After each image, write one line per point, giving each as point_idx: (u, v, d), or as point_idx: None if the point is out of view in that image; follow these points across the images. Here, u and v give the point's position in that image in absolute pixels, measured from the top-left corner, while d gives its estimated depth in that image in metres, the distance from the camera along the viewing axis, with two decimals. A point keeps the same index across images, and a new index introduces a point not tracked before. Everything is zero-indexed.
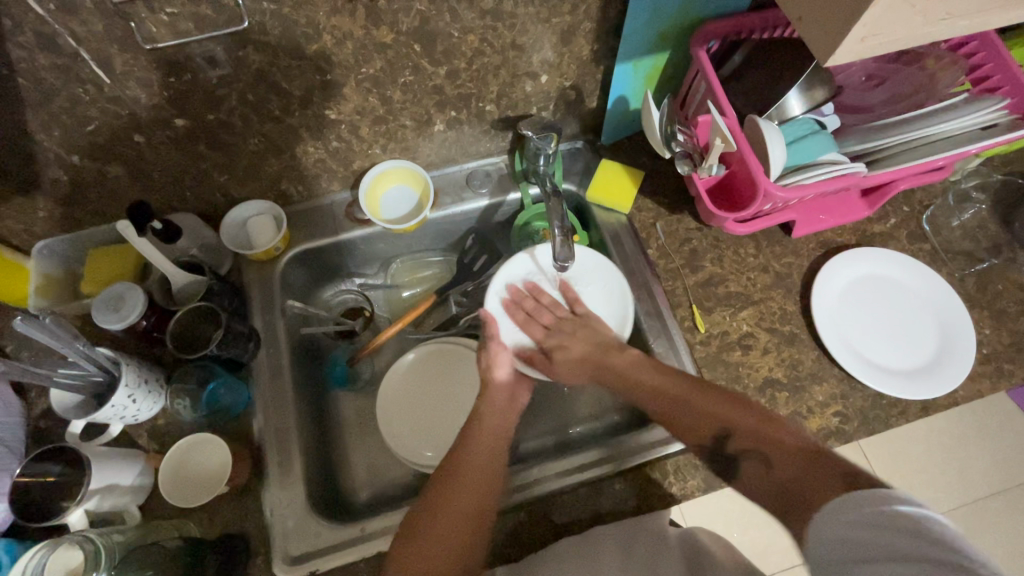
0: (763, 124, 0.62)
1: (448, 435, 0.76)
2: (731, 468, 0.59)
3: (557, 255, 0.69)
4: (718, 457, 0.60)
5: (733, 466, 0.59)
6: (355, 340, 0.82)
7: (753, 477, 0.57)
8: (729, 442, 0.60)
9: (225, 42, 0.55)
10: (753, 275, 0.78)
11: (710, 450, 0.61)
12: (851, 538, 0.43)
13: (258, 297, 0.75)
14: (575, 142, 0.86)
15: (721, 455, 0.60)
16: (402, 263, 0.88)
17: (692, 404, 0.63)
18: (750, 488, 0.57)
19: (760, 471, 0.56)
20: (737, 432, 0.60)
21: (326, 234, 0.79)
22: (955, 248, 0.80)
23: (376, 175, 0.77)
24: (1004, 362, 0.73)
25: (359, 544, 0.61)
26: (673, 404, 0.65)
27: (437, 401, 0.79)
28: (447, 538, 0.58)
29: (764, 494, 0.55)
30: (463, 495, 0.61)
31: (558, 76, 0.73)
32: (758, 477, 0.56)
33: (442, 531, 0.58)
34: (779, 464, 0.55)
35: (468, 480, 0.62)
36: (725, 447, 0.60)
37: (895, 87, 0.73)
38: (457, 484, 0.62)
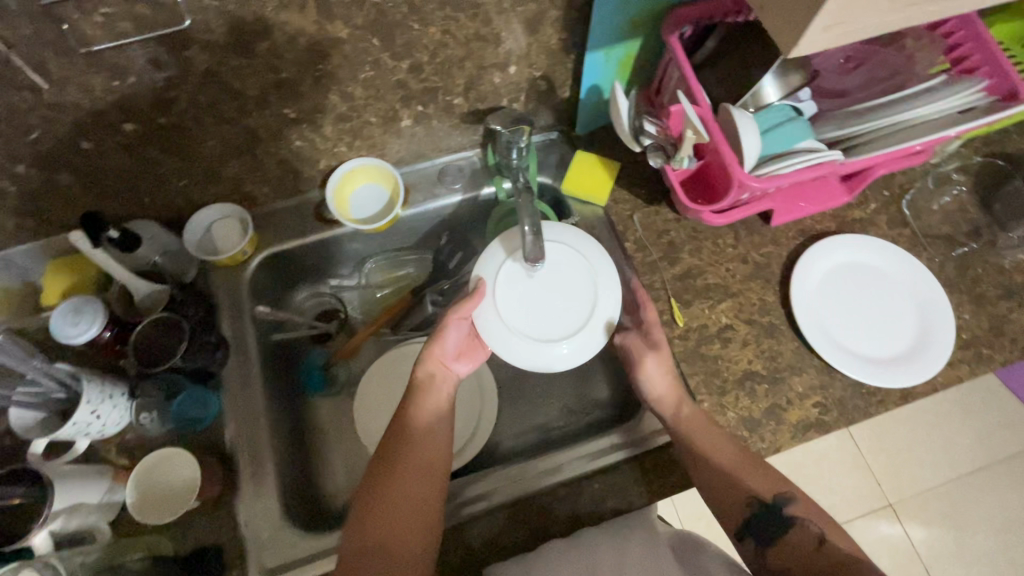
0: (736, 113, 0.60)
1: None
2: (769, 537, 0.58)
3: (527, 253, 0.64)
4: (763, 523, 0.59)
5: (777, 533, 0.58)
6: (330, 344, 0.82)
7: (805, 553, 0.56)
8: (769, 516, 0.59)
9: (168, 43, 0.53)
10: (731, 266, 0.76)
11: (748, 519, 0.59)
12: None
13: (226, 303, 0.73)
14: (549, 134, 0.84)
15: (771, 520, 0.59)
16: (377, 263, 0.85)
17: (723, 468, 0.60)
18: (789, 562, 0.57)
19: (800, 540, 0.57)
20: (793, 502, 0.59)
21: (295, 236, 0.77)
22: (936, 232, 0.79)
23: (345, 173, 0.75)
24: (982, 347, 0.72)
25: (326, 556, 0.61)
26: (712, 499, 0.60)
27: None
28: (410, 504, 0.58)
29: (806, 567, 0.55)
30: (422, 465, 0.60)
31: (526, 67, 0.71)
32: (810, 552, 0.56)
33: (406, 500, 0.58)
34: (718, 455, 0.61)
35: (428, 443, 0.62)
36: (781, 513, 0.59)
37: (873, 69, 0.71)
38: (415, 456, 0.61)
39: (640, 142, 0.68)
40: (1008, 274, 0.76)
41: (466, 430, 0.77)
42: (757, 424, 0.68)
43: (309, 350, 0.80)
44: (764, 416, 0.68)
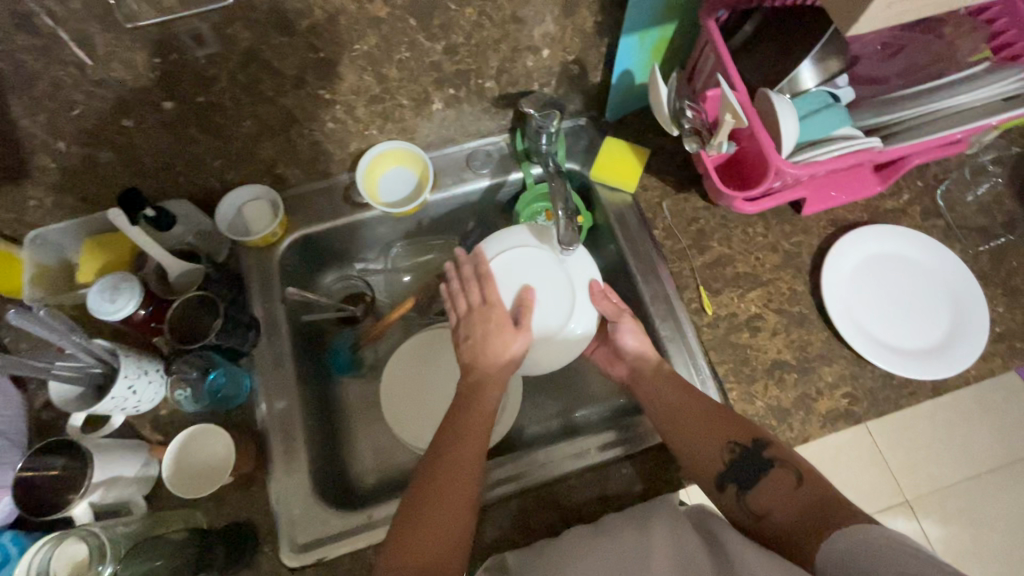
0: (776, 99, 0.60)
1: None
2: (751, 479, 0.59)
3: (562, 239, 0.69)
4: (741, 466, 0.60)
5: (755, 477, 0.59)
6: (357, 327, 0.81)
7: (780, 495, 0.57)
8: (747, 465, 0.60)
9: (211, 20, 0.53)
10: (761, 255, 0.76)
11: (729, 463, 0.60)
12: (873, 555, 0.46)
13: (257, 284, 0.73)
14: (577, 120, 0.83)
15: (752, 461, 0.60)
16: (403, 247, 0.86)
17: (705, 420, 0.62)
18: (767, 501, 0.57)
19: (789, 481, 0.57)
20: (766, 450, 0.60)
21: (325, 218, 0.77)
22: (970, 224, 0.78)
23: (374, 154, 0.75)
24: (1016, 340, 0.71)
25: (365, 531, 0.61)
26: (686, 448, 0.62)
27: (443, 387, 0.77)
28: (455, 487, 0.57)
29: (785, 506, 0.56)
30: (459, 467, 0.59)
31: (560, 50, 0.70)
32: (788, 491, 0.57)
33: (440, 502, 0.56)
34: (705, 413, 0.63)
35: (467, 445, 0.60)
36: (761, 457, 0.60)
37: (912, 57, 0.70)
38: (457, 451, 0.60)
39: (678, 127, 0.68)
40: None
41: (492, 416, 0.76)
42: (786, 413, 0.68)
43: (337, 332, 0.81)
44: (793, 406, 0.68)
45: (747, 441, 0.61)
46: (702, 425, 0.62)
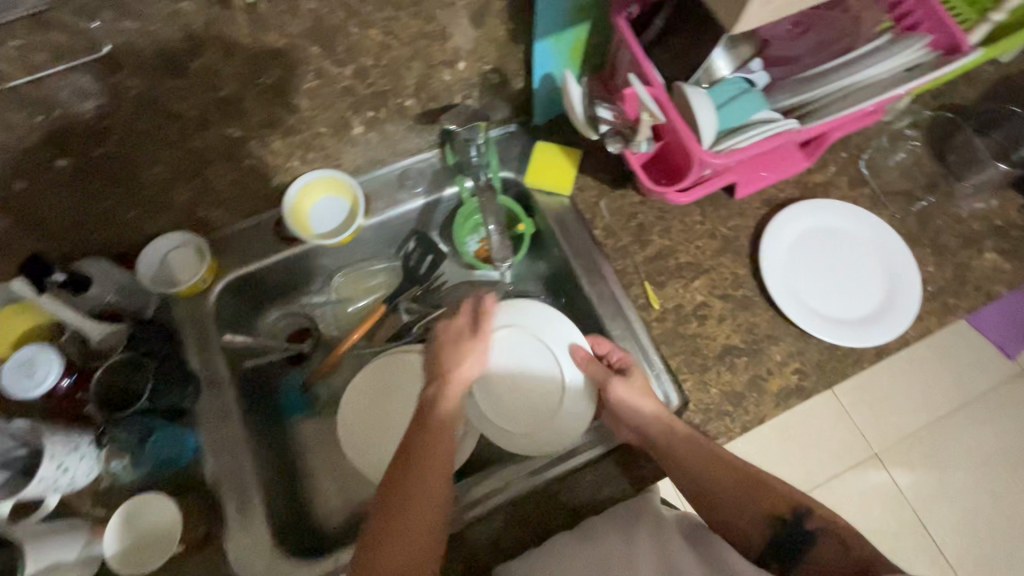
0: (690, 92, 0.60)
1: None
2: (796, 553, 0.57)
3: (496, 254, 0.81)
4: (787, 541, 0.58)
5: (801, 549, 0.57)
6: (306, 365, 0.79)
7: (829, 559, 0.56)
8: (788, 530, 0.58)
9: (91, 71, 0.50)
10: (701, 243, 0.77)
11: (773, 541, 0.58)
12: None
13: (192, 335, 0.70)
14: (507, 126, 0.82)
15: (795, 534, 0.58)
16: (345, 276, 0.83)
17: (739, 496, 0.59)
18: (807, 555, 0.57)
19: (837, 548, 0.56)
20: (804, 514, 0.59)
21: (257, 257, 0.74)
22: (895, 188, 0.80)
23: (301, 186, 0.73)
24: (948, 297, 0.74)
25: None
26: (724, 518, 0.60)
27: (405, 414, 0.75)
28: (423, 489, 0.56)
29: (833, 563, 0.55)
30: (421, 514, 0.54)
31: (476, 61, 0.69)
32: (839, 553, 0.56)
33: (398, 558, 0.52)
34: (736, 488, 0.60)
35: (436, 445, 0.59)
36: (801, 528, 0.58)
37: (822, 32, 0.71)
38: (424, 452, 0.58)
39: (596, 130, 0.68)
40: (966, 223, 0.78)
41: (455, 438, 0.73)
42: (740, 397, 0.69)
43: (285, 372, 0.78)
44: (747, 389, 0.69)
45: (787, 515, 0.58)
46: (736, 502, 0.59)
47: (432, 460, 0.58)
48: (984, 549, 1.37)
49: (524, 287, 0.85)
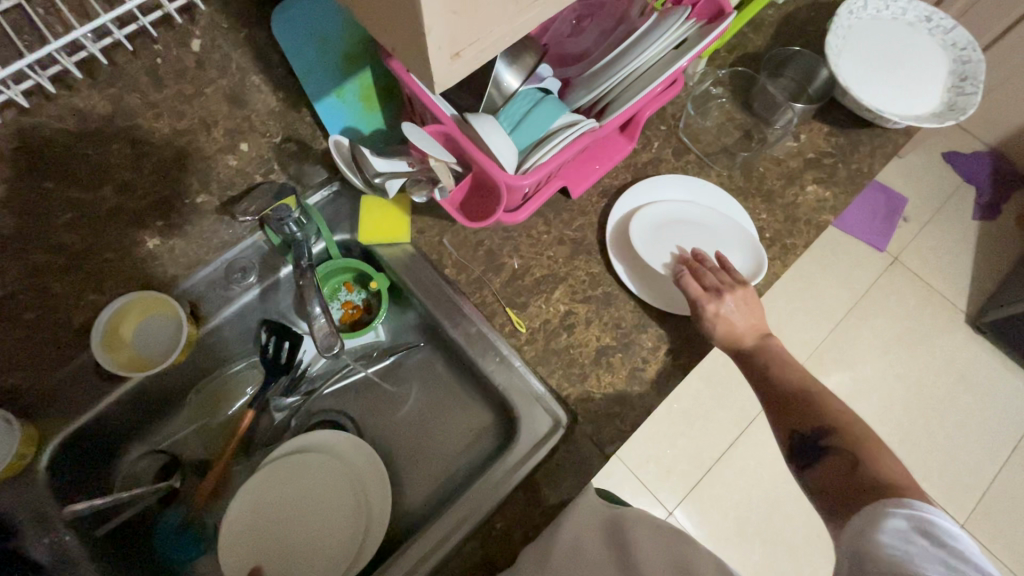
0: (477, 122, 0.59)
1: (322, 539, 0.68)
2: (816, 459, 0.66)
3: (319, 343, 0.70)
4: (807, 449, 0.67)
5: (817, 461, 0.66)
6: (183, 499, 0.72)
7: (841, 474, 0.63)
8: (821, 437, 0.67)
9: None
10: (552, 251, 0.76)
11: (799, 446, 0.68)
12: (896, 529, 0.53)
13: (31, 525, 0.62)
14: (330, 186, 0.75)
15: (812, 450, 0.67)
16: (201, 391, 0.75)
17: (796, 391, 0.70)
18: (823, 482, 0.64)
19: (843, 467, 0.63)
20: (834, 426, 0.66)
21: (82, 408, 0.66)
22: (715, 148, 0.83)
23: (111, 316, 0.65)
24: (785, 239, 0.78)
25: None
26: (781, 399, 0.71)
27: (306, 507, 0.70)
28: None
29: (831, 491, 0.63)
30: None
31: (260, 137, 0.69)
32: (838, 474, 0.63)
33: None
34: (783, 381, 0.71)
35: None
36: (822, 443, 0.66)
37: (601, 23, 0.73)
38: None
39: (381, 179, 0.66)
40: (784, 164, 0.82)
41: (358, 527, 0.69)
42: (624, 395, 0.69)
43: (158, 517, 0.70)
44: (628, 384, 0.69)
45: (805, 430, 0.68)
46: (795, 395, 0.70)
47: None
48: (907, 426, 1.49)
49: (404, 340, 0.81)
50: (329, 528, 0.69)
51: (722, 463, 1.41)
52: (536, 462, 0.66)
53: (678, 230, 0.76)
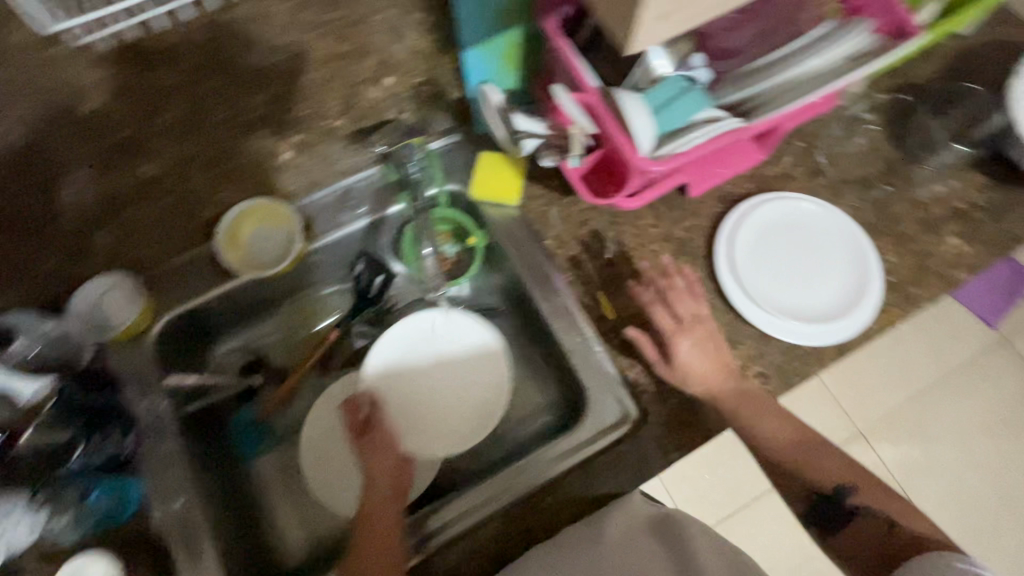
0: (623, 99, 0.57)
1: (446, 417, 0.72)
2: (835, 518, 0.65)
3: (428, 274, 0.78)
4: (826, 507, 0.66)
5: (840, 520, 0.65)
6: (260, 397, 0.78)
7: (864, 536, 0.64)
8: (843, 497, 0.66)
9: None
10: (656, 247, 0.74)
11: (809, 507, 0.66)
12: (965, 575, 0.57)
13: (131, 383, 0.67)
14: (451, 137, 0.75)
15: (830, 508, 0.66)
16: (294, 304, 0.80)
17: (800, 443, 0.69)
18: (854, 548, 0.64)
19: (882, 526, 0.64)
20: (858, 490, 0.66)
21: (194, 293, 0.70)
22: (853, 176, 0.78)
23: (233, 219, 0.70)
24: (909, 287, 0.72)
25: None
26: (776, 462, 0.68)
27: (440, 383, 0.73)
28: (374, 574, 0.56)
29: (860, 560, 0.64)
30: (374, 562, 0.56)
31: (405, 77, 0.73)
32: (857, 543, 0.64)
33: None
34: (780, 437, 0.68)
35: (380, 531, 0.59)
36: (843, 502, 0.66)
37: (764, 21, 0.67)
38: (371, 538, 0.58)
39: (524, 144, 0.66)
40: (926, 208, 0.76)
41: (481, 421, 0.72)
42: (700, 407, 0.67)
43: (237, 408, 0.76)
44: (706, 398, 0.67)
45: (828, 492, 0.66)
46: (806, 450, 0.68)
47: (382, 524, 0.60)
48: (972, 520, 1.37)
49: (484, 300, 0.83)
50: (444, 416, 0.72)
51: (758, 504, 1.35)
52: (596, 450, 0.67)
53: (776, 244, 0.73)
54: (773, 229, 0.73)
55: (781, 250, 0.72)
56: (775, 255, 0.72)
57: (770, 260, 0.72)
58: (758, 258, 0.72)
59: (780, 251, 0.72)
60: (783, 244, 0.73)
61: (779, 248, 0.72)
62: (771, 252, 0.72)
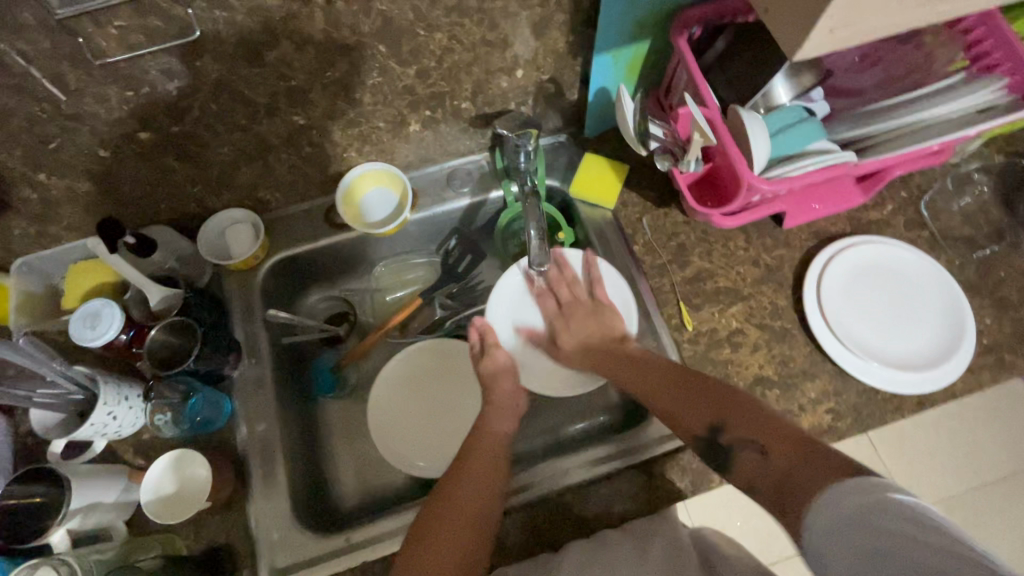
0: (744, 115, 0.60)
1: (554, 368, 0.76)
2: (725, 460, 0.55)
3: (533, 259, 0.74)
4: (715, 451, 0.57)
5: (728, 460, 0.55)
6: (340, 347, 0.82)
7: (750, 470, 0.52)
8: (717, 437, 0.57)
9: (178, 54, 0.54)
10: (742, 269, 0.75)
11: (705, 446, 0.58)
12: (863, 520, 0.39)
13: (240, 307, 0.75)
14: (557, 136, 0.83)
15: (716, 453, 0.56)
16: (386, 266, 0.86)
17: (718, 399, 0.59)
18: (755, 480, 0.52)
19: (756, 460, 0.52)
20: (729, 424, 0.56)
21: (305, 240, 0.78)
22: (956, 234, 0.77)
23: (354, 176, 0.75)
24: (1005, 353, 0.70)
25: (361, 552, 0.62)
26: (688, 398, 0.61)
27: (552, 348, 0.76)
28: (467, 514, 0.58)
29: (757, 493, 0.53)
30: (474, 487, 0.60)
31: (534, 71, 0.71)
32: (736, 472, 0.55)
33: (448, 536, 0.56)
34: (709, 392, 0.60)
35: (472, 478, 0.61)
36: (719, 444, 0.56)
37: (889, 68, 0.70)
38: (463, 482, 0.61)
39: (647, 147, 0.68)
40: None
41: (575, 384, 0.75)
42: None
43: (320, 351, 0.81)
44: None
45: (706, 429, 0.58)
46: (676, 397, 0.62)
47: (476, 472, 0.62)
48: None
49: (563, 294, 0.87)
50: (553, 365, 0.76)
51: None
52: (657, 452, 0.67)
53: (872, 282, 0.72)
54: (873, 267, 0.73)
55: (875, 291, 0.72)
56: (869, 291, 0.72)
57: (860, 296, 0.71)
58: (847, 291, 0.72)
59: (875, 289, 0.72)
60: (879, 284, 0.72)
61: (872, 286, 0.72)
62: (867, 289, 0.72)
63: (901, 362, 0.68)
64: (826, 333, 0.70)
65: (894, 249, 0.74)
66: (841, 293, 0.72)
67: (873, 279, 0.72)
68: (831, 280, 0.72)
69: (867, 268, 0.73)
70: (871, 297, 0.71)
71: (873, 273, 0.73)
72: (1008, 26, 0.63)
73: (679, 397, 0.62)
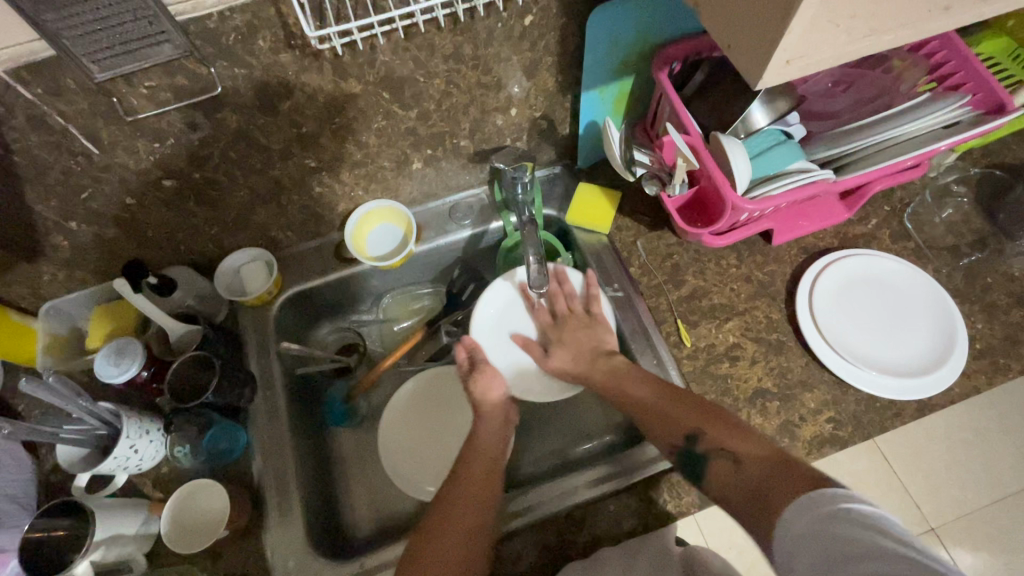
0: (725, 140, 0.64)
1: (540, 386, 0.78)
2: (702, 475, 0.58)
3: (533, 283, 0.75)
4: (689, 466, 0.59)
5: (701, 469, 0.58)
6: (350, 376, 0.84)
7: (723, 479, 0.56)
8: (693, 446, 0.60)
9: (201, 108, 0.59)
10: (736, 286, 0.78)
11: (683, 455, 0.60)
12: (828, 528, 0.42)
13: (255, 343, 0.78)
14: (552, 168, 0.88)
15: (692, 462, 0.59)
16: (394, 297, 0.90)
17: (700, 412, 0.62)
18: (727, 491, 0.55)
19: (728, 468, 0.56)
20: (707, 433, 0.60)
21: (317, 274, 0.82)
22: (941, 244, 0.79)
23: (363, 213, 0.80)
24: (999, 356, 0.71)
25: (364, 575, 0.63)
26: (669, 413, 0.63)
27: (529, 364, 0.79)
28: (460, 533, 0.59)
29: (734, 496, 0.54)
30: (466, 507, 0.61)
31: (527, 108, 0.76)
32: (728, 475, 0.55)
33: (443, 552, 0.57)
34: (698, 405, 0.63)
35: (465, 498, 0.62)
36: (695, 452, 0.59)
37: (860, 91, 0.74)
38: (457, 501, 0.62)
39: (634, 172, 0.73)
40: (1018, 282, 0.76)
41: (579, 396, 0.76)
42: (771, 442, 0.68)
43: (331, 383, 0.84)
44: (777, 433, 0.68)
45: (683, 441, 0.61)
46: (659, 404, 0.65)
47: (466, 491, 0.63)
48: None
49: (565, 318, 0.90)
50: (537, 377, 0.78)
51: None
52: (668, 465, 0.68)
53: (863, 293, 0.75)
54: (864, 279, 0.75)
55: (868, 301, 0.74)
56: (861, 302, 0.74)
57: (854, 307, 0.74)
58: (840, 302, 0.74)
59: (868, 300, 0.74)
60: (871, 295, 0.74)
61: (864, 297, 0.74)
62: (859, 300, 0.74)
63: (897, 369, 0.70)
64: (822, 343, 0.72)
65: (884, 262, 0.76)
66: (834, 304, 0.74)
67: (864, 291, 0.75)
68: (824, 292, 0.75)
69: (858, 280, 0.75)
70: (863, 307, 0.73)
71: (865, 285, 0.75)
72: (967, 47, 0.67)
73: (664, 404, 0.64)
